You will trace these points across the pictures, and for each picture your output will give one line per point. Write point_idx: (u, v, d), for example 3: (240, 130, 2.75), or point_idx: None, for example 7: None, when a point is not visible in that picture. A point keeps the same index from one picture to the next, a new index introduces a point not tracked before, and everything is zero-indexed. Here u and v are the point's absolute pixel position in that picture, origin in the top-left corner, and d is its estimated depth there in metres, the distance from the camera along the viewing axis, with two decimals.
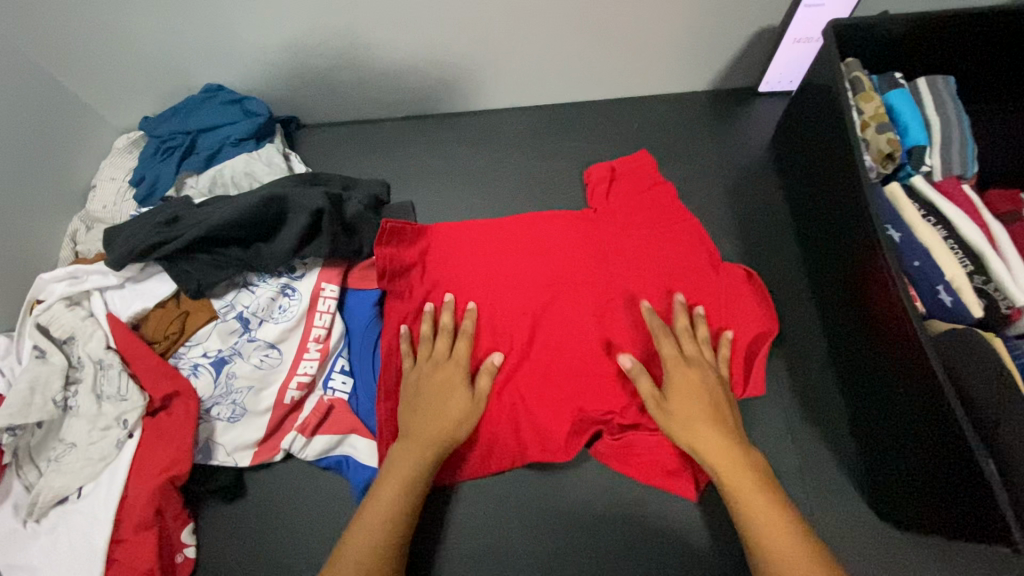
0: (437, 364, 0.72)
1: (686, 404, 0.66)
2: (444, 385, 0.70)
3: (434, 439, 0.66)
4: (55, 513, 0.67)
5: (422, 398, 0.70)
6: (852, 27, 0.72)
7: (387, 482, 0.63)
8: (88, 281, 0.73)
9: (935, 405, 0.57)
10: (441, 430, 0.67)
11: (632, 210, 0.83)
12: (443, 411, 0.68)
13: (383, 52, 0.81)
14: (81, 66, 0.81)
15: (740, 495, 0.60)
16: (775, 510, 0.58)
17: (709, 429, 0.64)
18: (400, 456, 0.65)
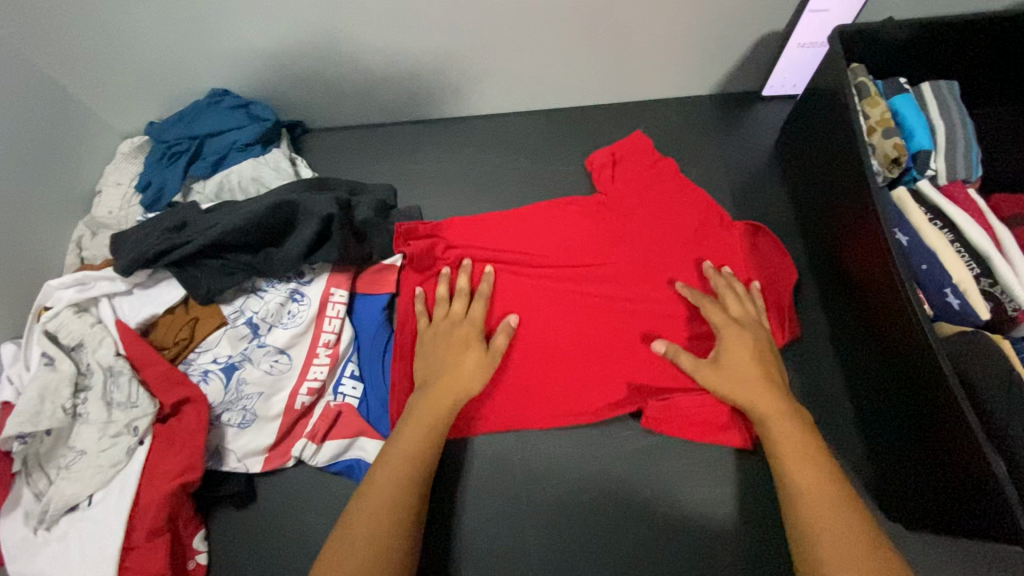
0: (452, 327, 0.75)
1: (736, 361, 0.69)
2: (461, 343, 0.74)
3: (450, 391, 0.69)
4: (65, 521, 0.66)
5: (439, 356, 0.73)
6: (857, 33, 0.73)
7: (409, 430, 0.66)
8: (96, 288, 0.73)
9: (947, 409, 0.58)
10: (455, 382, 0.70)
11: (640, 212, 0.83)
12: (457, 367, 0.71)
13: (390, 56, 0.81)
14: (86, 70, 0.80)
15: (775, 429, 0.64)
16: (814, 459, 0.60)
17: (759, 383, 0.67)
18: (418, 406, 0.68)
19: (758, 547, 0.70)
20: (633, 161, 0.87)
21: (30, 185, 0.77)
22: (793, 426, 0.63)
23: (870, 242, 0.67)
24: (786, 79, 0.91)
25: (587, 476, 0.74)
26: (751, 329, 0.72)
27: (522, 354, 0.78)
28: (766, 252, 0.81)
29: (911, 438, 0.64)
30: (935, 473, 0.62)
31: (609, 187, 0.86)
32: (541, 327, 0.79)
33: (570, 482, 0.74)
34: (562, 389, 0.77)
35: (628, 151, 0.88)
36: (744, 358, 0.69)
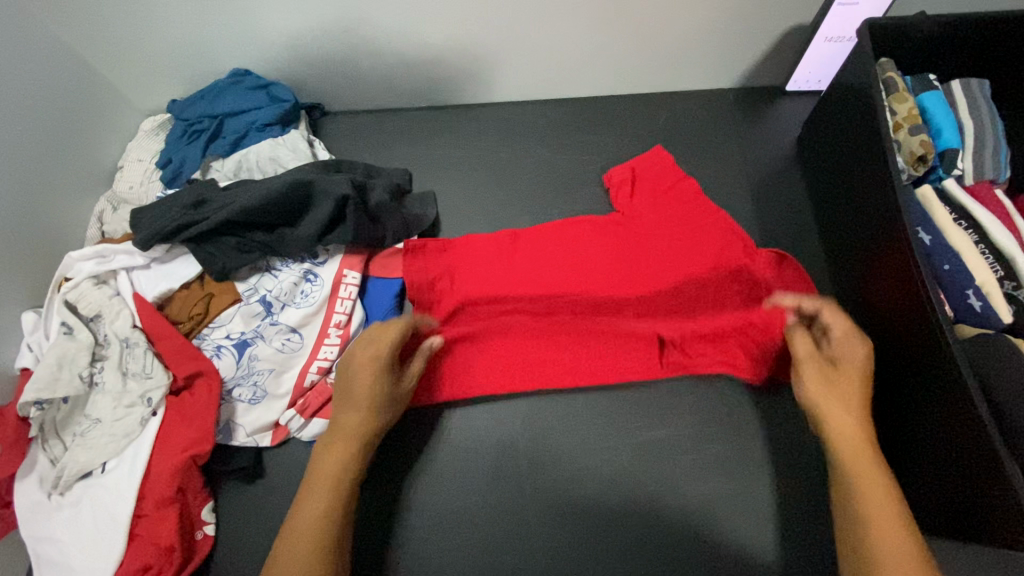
0: (358, 363, 0.68)
1: (840, 391, 0.64)
2: (369, 387, 0.67)
3: (358, 432, 0.66)
4: (79, 487, 0.68)
5: (348, 394, 0.67)
6: (888, 26, 0.71)
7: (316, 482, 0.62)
8: (115, 261, 0.74)
9: (964, 411, 0.57)
10: (365, 421, 0.66)
11: (658, 237, 0.81)
12: (360, 407, 0.66)
13: (410, 41, 0.81)
14: (109, 48, 0.82)
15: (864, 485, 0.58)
16: (892, 506, 0.56)
17: (852, 422, 0.62)
18: (325, 452, 0.64)
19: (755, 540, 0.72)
20: (650, 182, 0.85)
21: (52, 160, 0.78)
22: (880, 479, 0.58)
23: (892, 244, 0.66)
24: (810, 74, 0.89)
25: (591, 465, 0.75)
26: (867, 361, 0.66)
27: (529, 344, 0.80)
28: (793, 285, 0.78)
29: (923, 440, 0.63)
30: (952, 479, 0.60)
31: (626, 210, 0.84)
32: (551, 325, 0.80)
33: (573, 472, 0.75)
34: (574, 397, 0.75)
35: (647, 168, 0.86)
36: (852, 393, 0.64)
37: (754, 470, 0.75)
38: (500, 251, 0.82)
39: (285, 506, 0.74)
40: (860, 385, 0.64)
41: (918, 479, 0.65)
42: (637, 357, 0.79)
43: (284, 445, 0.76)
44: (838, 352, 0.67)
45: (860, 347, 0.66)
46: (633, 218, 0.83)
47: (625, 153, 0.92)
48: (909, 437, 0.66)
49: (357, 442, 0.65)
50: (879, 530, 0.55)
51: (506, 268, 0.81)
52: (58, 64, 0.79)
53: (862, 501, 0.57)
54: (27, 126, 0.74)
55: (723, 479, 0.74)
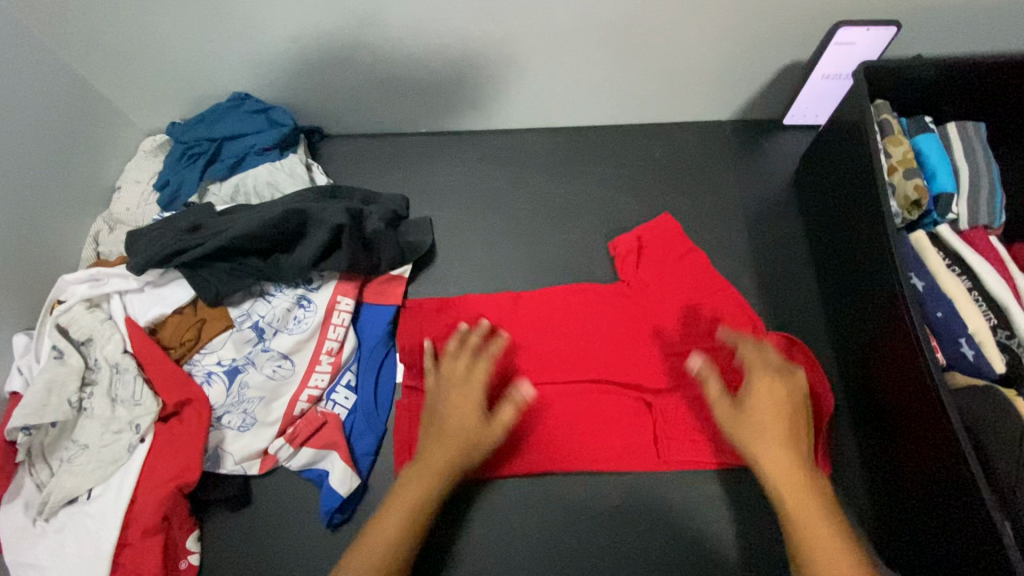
0: (452, 396, 0.70)
1: (763, 419, 0.64)
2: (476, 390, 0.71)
3: (444, 465, 0.66)
4: (64, 514, 0.67)
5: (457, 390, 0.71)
6: (884, 68, 0.71)
7: (394, 505, 0.64)
8: (109, 285, 0.74)
9: (955, 462, 0.57)
10: (450, 455, 0.67)
11: (665, 313, 0.80)
12: (452, 440, 0.67)
13: (409, 68, 0.82)
14: (110, 70, 0.82)
15: (801, 527, 0.58)
16: (837, 542, 0.56)
17: (782, 453, 0.61)
18: (409, 477, 0.66)
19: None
20: (659, 250, 0.83)
21: (49, 180, 0.79)
22: (821, 514, 0.58)
23: (885, 289, 0.66)
24: (808, 109, 0.89)
25: (581, 499, 0.75)
26: (784, 387, 0.65)
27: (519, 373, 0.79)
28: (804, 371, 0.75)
29: (916, 488, 0.63)
30: (943, 530, 0.59)
31: (632, 281, 0.82)
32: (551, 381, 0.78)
33: (565, 509, 0.74)
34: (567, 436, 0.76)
35: (654, 237, 0.84)
36: (775, 424, 0.63)
37: (748, 511, 0.74)
38: (499, 309, 0.82)
39: (271, 536, 0.74)
40: (773, 413, 0.64)
41: (911, 527, 0.64)
42: (636, 431, 0.76)
43: (272, 473, 0.76)
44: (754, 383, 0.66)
45: (778, 380, 0.66)
46: (639, 287, 0.82)
47: (623, 183, 0.92)
48: (903, 483, 0.65)
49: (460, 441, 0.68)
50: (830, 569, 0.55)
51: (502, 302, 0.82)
52: (59, 84, 0.79)
53: (807, 539, 0.57)
54: (26, 147, 0.75)
55: (717, 521, 0.74)
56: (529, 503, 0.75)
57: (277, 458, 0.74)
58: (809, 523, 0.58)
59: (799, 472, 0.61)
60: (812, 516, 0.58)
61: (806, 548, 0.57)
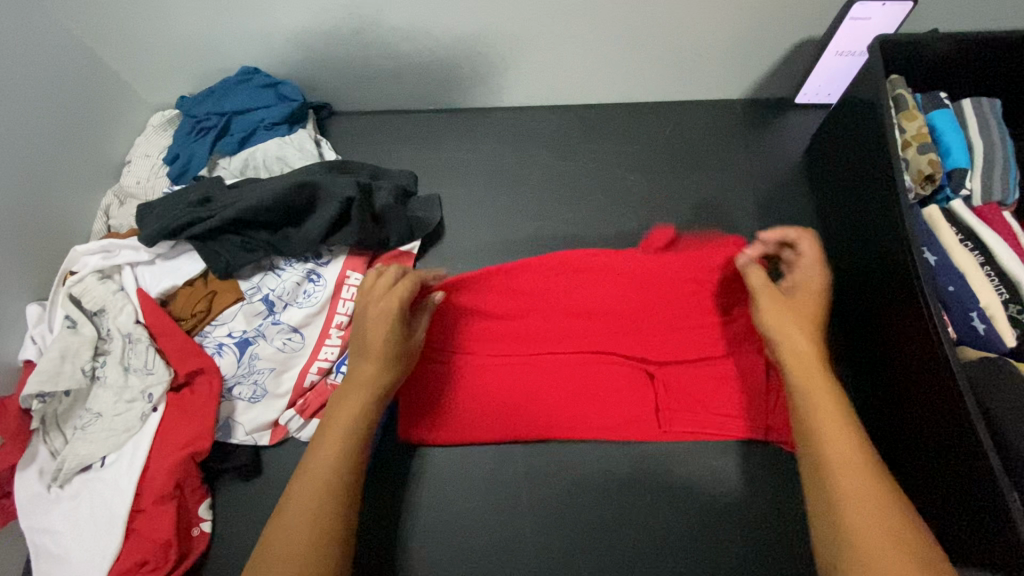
0: (370, 317, 0.66)
1: (800, 309, 0.64)
2: (390, 335, 0.65)
3: (371, 387, 0.63)
4: (79, 480, 0.68)
5: (365, 341, 0.65)
6: (899, 43, 0.70)
7: (327, 440, 0.60)
8: (120, 256, 0.75)
9: (963, 433, 0.57)
10: (375, 378, 0.64)
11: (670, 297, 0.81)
12: (377, 361, 0.64)
13: (419, 43, 0.81)
14: (119, 43, 0.82)
15: (809, 393, 0.58)
16: (836, 401, 0.57)
17: (805, 327, 0.63)
18: (337, 409, 0.62)
19: (756, 558, 0.70)
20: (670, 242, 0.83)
21: (59, 153, 0.79)
22: (830, 389, 0.58)
23: (895, 265, 0.66)
24: (820, 87, 0.88)
25: (589, 475, 0.75)
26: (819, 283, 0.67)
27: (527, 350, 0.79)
28: None
29: (923, 461, 0.63)
30: (951, 502, 0.60)
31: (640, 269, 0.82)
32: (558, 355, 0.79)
33: (572, 483, 0.75)
34: (575, 413, 0.76)
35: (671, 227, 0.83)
36: (807, 307, 0.65)
37: (757, 487, 0.73)
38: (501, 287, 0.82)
39: None
40: (809, 303, 0.65)
41: (918, 500, 0.65)
42: (640, 410, 0.77)
43: (283, 444, 0.77)
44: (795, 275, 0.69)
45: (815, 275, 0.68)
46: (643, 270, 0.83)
47: (632, 162, 0.91)
48: (911, 457, 0.65)
49: (369, 396, 0.63)
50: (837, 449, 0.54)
51: (508, 283, 0.83)
52: (67, 57, 0.79)
53: (807, 401, 0.58)
54: (36, 119, 0.75)
55: (727, 497, 0.73)
56: (536, 477, 0.75)
57: (289, 429, 0.75)
58: (822, 410, 0.56)
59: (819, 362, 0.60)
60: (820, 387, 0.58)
61: (805, 406, 0.58)
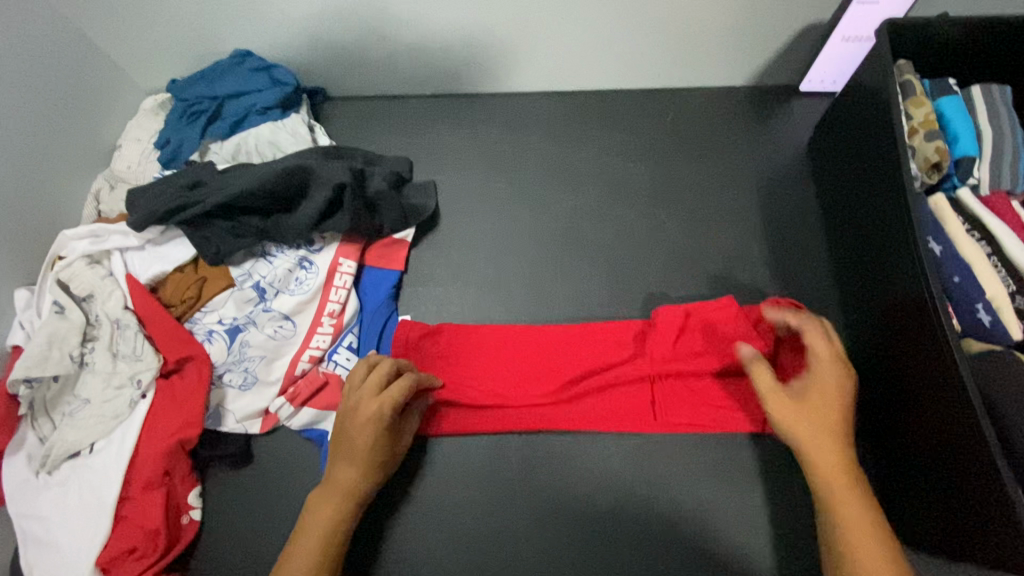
0: (357, 420, 0.63)
1: (813, 402, 0.61)
2: (377, 442, 0.64)
3: (356, 490, 0.63)
4: (67, 467, 0.68)
5: (351, 445, 0.63)
6: (909, 27, 0.68)
7: (308, 534, 0.61)
8: (109, 241, 0.74)
9: (966, 428, 0.56)
10: (361, 480, 0.63)
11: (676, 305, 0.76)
12: (361, 466, 0.63)
13: (415, 26, 0.79)
14: (110, 25, 0.80)
15: (839, 505, 0.57)
16: (867, 518, 0.56)
17: (831, 434, 0.59)
18: (319, 505, 0.62)
19: (753, 553, 0.69)
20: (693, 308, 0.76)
21: (48, 136, 0.77)
22: (857, 501, 0.57)
23: (900, 254, 0.64)
24: (826, 74, 0.86)
25: (584, 468, 0.73)
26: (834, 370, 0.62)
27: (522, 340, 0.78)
28: None
29: (926, 456, 0.62)
30: (955, 498, 0.59)
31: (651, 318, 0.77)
32: (555, 347, 0.77)
33: (566, 475, 0.73)
34: (570, 404, 0.75)
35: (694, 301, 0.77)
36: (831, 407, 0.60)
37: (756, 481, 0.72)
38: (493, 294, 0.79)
39: (271, 494, 0.74)
40: (833, 404, 0.60)
41: (920, 494, 0.64)
42: (637, 402, 0.75)
43: (274, 433, 0.76)
44: (819, 369, 0.62)
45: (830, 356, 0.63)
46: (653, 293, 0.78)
47: (632, 150, 0.90)
48: (913, 452, 0.64)
49: (348, 502, 0.63)
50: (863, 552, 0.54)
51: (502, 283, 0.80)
52: (56, 38, 0.77)
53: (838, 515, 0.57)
54: (24, 101, 0.73)
55: (723, 491, 0.72)
56: (529, 469, 0.74)
57: (278, 417, 0.74)
58: (845, 511, 0.56)
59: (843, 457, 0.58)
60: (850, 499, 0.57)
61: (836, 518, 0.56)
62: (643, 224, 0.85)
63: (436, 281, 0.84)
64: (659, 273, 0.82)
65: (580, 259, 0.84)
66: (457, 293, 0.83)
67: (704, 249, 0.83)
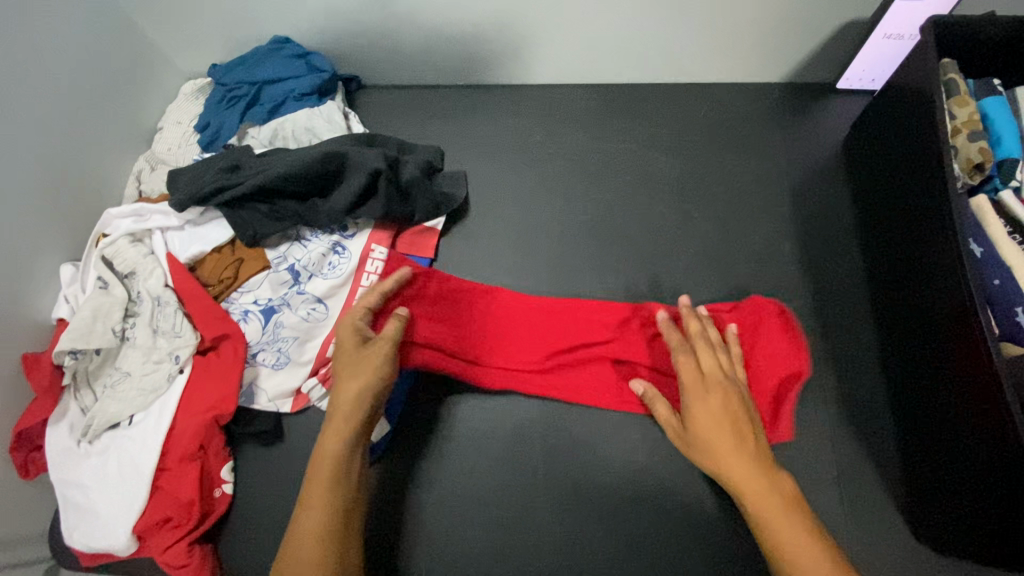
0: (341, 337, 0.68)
1: (704, 429, 0.64)
2: (357, 354, 0.66)
3: (354, 412, 0.63)
4: (107, 437, 0.70)
5: (343, 360, 0.66)
6: (953, 26, 0.67)
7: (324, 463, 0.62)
8: (151, 221, 0.76)
9: (1005, 432, 0.56)
10: (354, 401, 0.64)
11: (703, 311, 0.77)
12: (355, 381, 0.64)
13: (450, 15, 0.80)
14: (154, 10, 0.82)
15: (767, 522, 0.58)
16: (796, 531, 0.57)
17: (727, 453, 0.62)
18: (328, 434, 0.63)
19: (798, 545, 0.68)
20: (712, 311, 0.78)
21: (91, 115, 0.79)
22: (786, 513, 0.58)
23: (940, 255, 0.63)
24: (864, 72, 0.85)
25: (608, 459, 0.74)
26: (720, 397, 0.65)
27: (547, 327, 0.79)
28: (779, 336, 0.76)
29: (959, 456, 0.62)
30: (997, 493, 0.58)
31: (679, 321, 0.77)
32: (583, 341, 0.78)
33: (588, 464, 0.74)
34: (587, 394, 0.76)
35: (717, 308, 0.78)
36: (716, 429, 0.63)
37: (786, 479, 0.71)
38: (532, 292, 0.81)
39: (301, 471, 0.76)
40: (716, 424, 0.64)
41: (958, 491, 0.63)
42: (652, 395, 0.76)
43: (304, 412, 0.78)
44: (690, 396, 0.66)
45: (721, 381, 0.66)
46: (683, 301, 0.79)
47: (663, 143, 0.89)
48: (948, 448, 0.63)
49: (349, 418, 0.63)
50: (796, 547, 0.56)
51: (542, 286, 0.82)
52: (102, 19, 0.79)
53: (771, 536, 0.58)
54: (70, 79, 0.75)
55: None
56: (551, 456, 0.75)
57: (311, 398, 0.76)
58: (773, 520, 0.58)
59: (757, 470, 0.61)
60: (773, 514, 0.58)
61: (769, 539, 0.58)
62: (674, 219, 0.85)
63: (465, 269, 0.84)
64: (687, 268, 0.82)
65: (609, 252, 0.84)
66: (484, 281, 0.84)
67: (734, 245, 0.83)
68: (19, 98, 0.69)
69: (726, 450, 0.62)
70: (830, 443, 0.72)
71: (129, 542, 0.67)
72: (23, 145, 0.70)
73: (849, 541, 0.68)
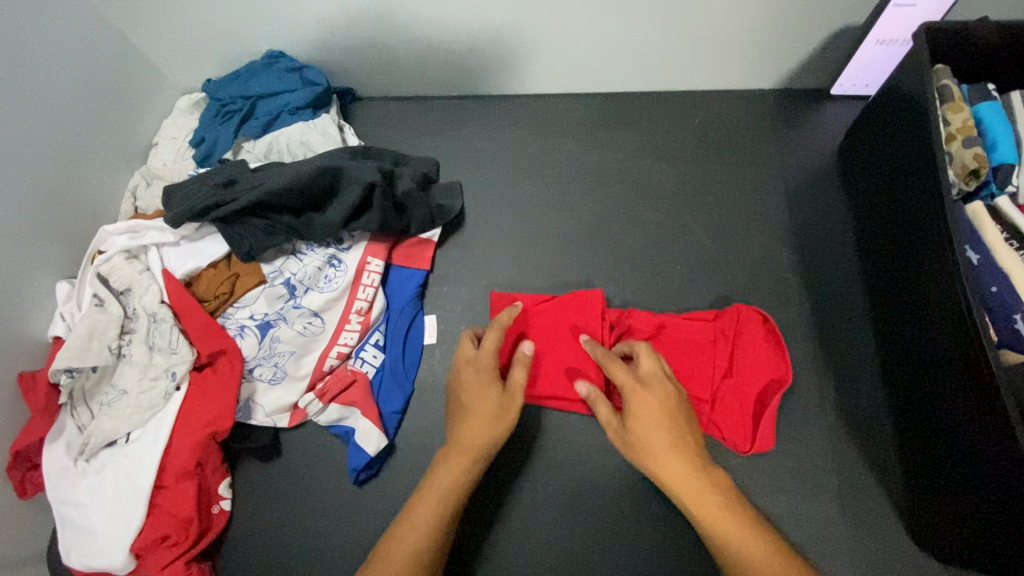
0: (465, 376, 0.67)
1: (646, 432, 0.61)
2: (494, 399, 0.65)
3: (478, 448, 0.62)
4: (104, 455, 0.70)
5: (474, 402, 0.65)
6: (948, 31, 0.67)
7: (428, 491, 0.61)
8: (146, 237, 0.76)
9: (1006, 442, 0.55)
10: (482, 436, 0.63)
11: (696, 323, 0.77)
12: (491, 422, 0.64)
13: (442, 28, 0.80)
14: (149, 26, 0.83)
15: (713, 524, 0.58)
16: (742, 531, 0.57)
17: (672, 456, 0.60)
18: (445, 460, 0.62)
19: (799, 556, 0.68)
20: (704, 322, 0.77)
21: (87, 132, 0.79)
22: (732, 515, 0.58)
23: (937, 261, 0.63)
24: (858, 77, 0.85)
25: (608, 469, 0.74)
26: (661, 398, 0.62)
27: (546, 332, 0.78)
28: (763, 349, 0.74)
29: (957, 464, 0.61)
30: (996, 501, 0.58)
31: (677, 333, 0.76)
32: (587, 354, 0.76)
33: (588, 475, 0.74)
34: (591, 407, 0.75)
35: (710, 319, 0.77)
36: (655, 431, 0.60)
37: (785, 488, 0.71)
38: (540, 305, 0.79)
39: (299, 486, 0.75)
40: (659, 426, 0.60)
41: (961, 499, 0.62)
42: None
43: (302, 427, 0.78)
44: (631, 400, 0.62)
45: (654, 381, 0.63)
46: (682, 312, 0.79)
47: (659, 152, 0.89)
48: (944, 453, 0.63)
49: (475, 460, 0.62)
50: (742, 544, 0.56)
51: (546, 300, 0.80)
52: (97, 37, 0.79)
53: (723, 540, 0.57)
54: (65, 97, 0.75)
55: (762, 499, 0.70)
56: (553, 468, 0.74)
57: (306, 413, 0.75)
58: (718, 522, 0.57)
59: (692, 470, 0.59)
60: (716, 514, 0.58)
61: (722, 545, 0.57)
62: (670, 227, 0.85)
63: (461, 280, 0.84)
64: (683, 276, 0.82)
65: (605, 262, 0.84)
66: (481, 293, 0.84)
67: (730, 252, 0.83)
68: (16, 118, 0.69)
69: (664, 450, 0.60)
70: (830, 451, 0.72)
71: (127, 561, 0.67)
72: (20, 165, 0.70)
73: (847, 548, 0.68)
